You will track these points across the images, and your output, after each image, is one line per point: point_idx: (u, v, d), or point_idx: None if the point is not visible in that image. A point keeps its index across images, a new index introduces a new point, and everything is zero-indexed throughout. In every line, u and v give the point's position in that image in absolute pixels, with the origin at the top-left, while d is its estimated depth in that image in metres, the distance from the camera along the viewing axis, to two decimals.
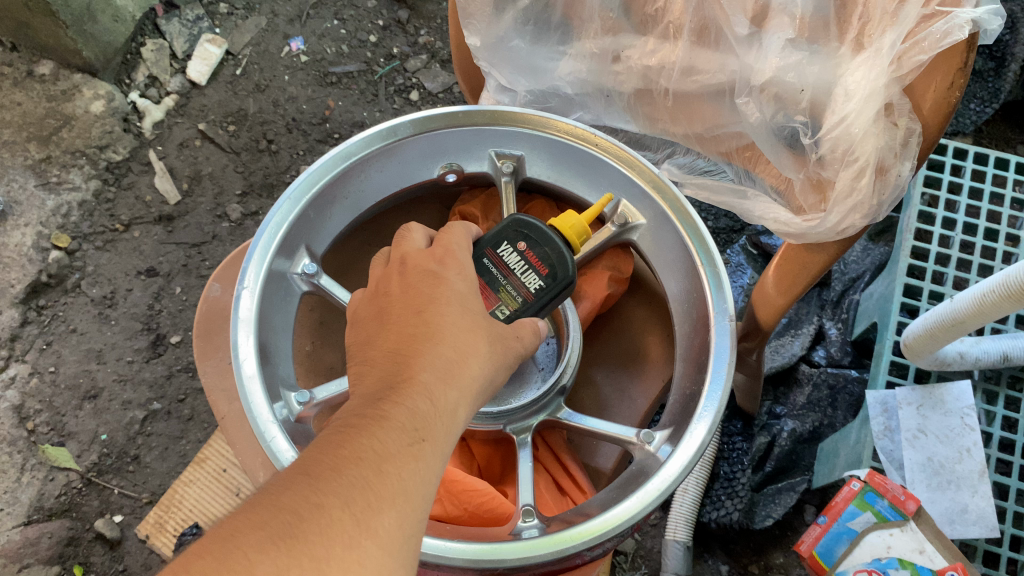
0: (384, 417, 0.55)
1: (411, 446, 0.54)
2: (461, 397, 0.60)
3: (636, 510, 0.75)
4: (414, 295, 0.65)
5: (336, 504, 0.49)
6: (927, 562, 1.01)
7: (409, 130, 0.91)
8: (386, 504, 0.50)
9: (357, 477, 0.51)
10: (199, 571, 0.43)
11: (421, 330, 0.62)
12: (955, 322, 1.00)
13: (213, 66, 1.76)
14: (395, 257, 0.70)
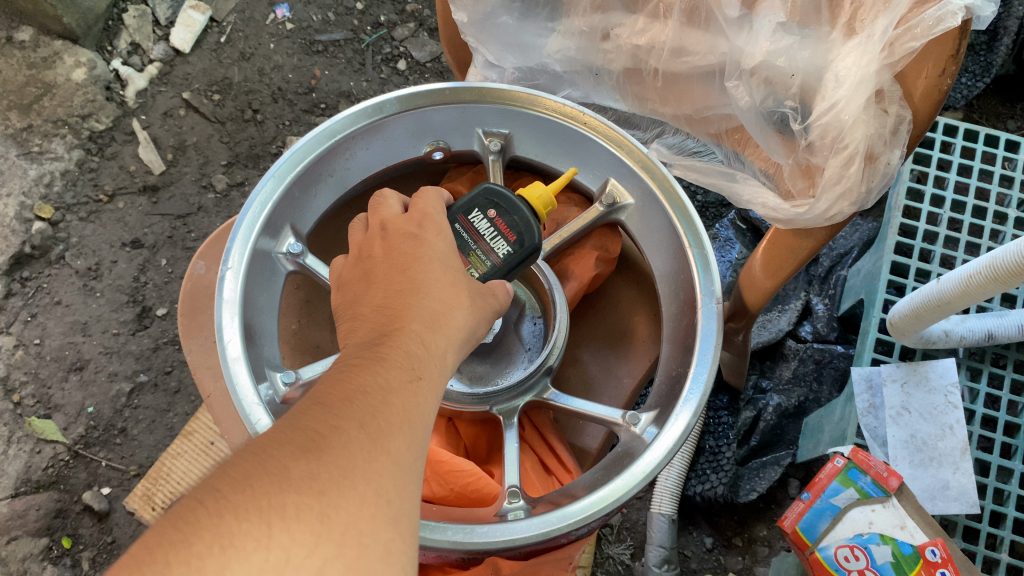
0: (384, 355, 0.54)
1: (411, 382, 0.54)
2: (449, 344, 0.60)
3: (623, 491, 0.75)
4: (395, 257, 0.65)
5: (350, 426, 0.48)
6: (908, 538, 1.03)
7: (395, 107, 0.90)
8: (395, 428, 0.50)
9: (366, 403, 0.50)
10: (230, 487, 0.43)
11: (404, 285, 0.61)
12: (940, 304, 1.00)
13: (196, 33, 1.73)
14: (375, 224, 0.70)
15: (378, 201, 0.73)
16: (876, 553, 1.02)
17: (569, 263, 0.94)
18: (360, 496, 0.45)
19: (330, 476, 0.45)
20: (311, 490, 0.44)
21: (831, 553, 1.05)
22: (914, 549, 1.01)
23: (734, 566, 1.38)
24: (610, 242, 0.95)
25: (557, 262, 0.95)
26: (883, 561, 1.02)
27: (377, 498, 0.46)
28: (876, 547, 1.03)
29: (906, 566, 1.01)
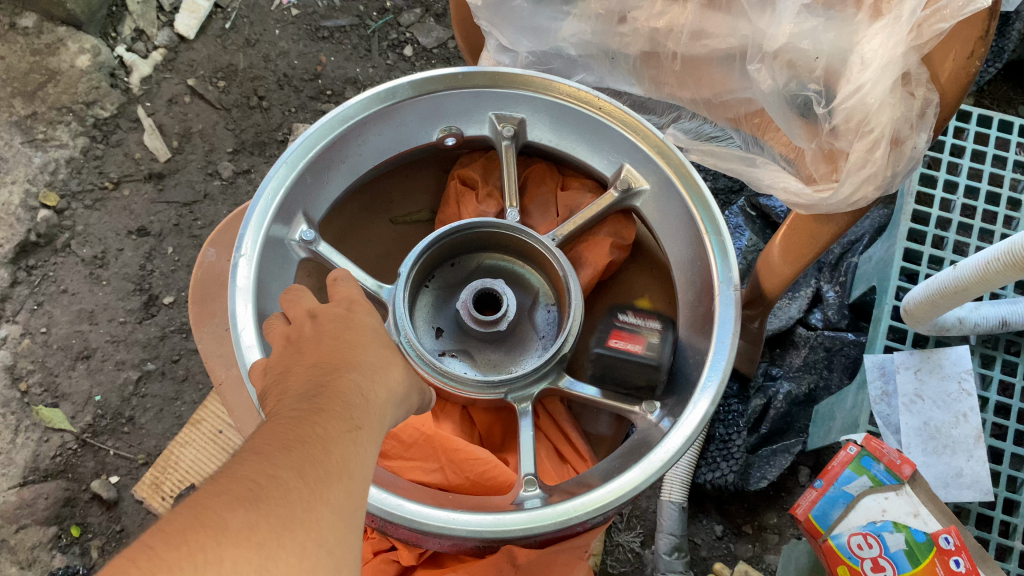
0: (322, 405, 0.53)
1: (350, 431, 0.52)
2: (388, 396, 0.58)
3: (641, 480, 0.75)
4: (328, 322, 0.62)
5: (289, 476, 0.47)
6: (921, 525, 1.03)
7: (408, 92, 0.89)
8: (334, 478, 0.49)
9: (305, 452, 0.49)
10: (166, 540, 0.41)
11: (339, 339, 0.60)
12: (956, 291, 1.00)
13: (201, 19, 1.72)
14: (299, 315, 0.64)
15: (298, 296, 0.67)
16: (890, 541, 1.02)
17: (583, 251, 0.94)
18: (299, 549, 0.44)
19: (269, 527, 0.44)
20: (250, 544, 0.42)
21: (844, 540, 1.04)
22: (928, 537, 1.00)
23: (744, 554, 1.37)
24: (624, 229, 0.94)
25: (570, 250, 0.95)
26: (897, 549, 1.01)
27: (315, 550, 0.45)
28: (890, 535, 1.02)
29: (919, 554, 1.00)
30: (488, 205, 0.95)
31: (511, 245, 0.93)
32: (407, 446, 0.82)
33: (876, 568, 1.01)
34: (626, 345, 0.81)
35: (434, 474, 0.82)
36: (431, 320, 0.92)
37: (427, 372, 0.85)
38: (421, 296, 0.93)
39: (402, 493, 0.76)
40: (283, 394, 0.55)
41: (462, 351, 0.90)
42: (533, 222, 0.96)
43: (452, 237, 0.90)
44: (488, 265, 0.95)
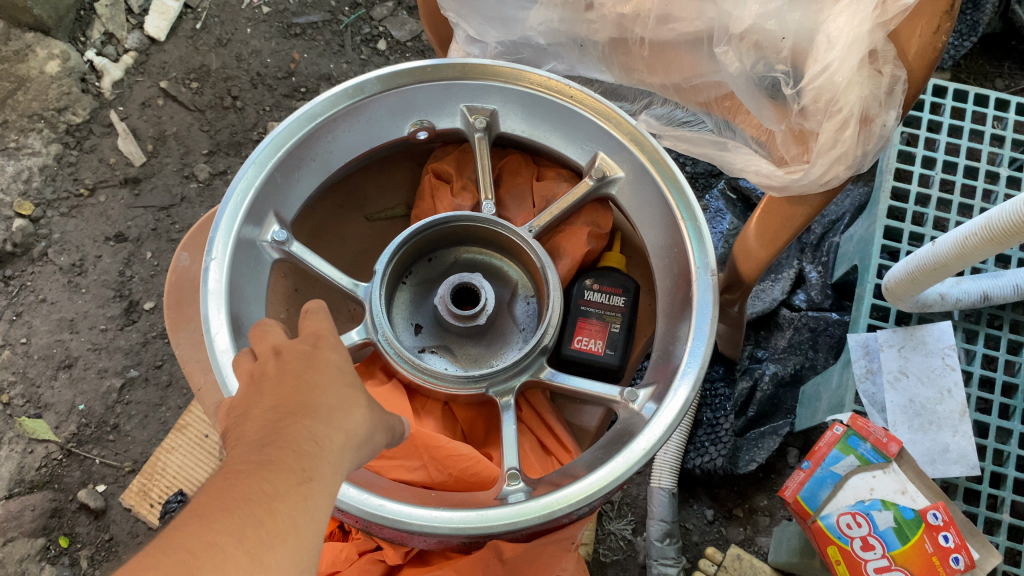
0: (271, 459, 0.50)
1: (300, 486, 0.50)
2: (348, 440, 0.55)
3: (624, 470, 0.74)
4: (290, 357, 0.58)
5: (224, 546, 0.44)
6: (910, 502, 1.03)
7: (376, 87, 0.88)
8: (275, 542, 0.46)
9: (245, 517, 0.46)
10: None
11: (298, 381, 0.56)
12: (935, 267, 1.00)
13: (171, 21, 1.70)
14: (264, 349, 0.61)
15: (266, 326, 0.63)
16: (878, 519, 1.03)
17: (560, 241, 0.93)
18: None
19: None
20: None
21: (833, 521, 1.05)
22: (916, 514, 1.01)
23: (736, 537, 1.37)
24: (601, 217, 0.93)
25: (547, 240, 0.94)
26: (885, 527, 1.02)
27: None
28: (878, 513, 1.03)
29: (908, 531, 1.01)
30: (463, 198, 0.94)
31: (487, 239, 0.92)
32: (388, 445, 0.81)
33: (865, 546, 1.02)
34: (589, 346, 0.88)
35: (417, 472, 0.81)
36: (410, 317, 0.91)
37: (407, 370, 0.84)
38: (399, 292, 0.92)
39: (385, 494, 0.75)
40: (237, 442, 0.53)
41: (441, 347, 0.89)
42: (509, 213, 0.95)
43: (427, 231, 0.89)
44: (465, 259, 0.94)
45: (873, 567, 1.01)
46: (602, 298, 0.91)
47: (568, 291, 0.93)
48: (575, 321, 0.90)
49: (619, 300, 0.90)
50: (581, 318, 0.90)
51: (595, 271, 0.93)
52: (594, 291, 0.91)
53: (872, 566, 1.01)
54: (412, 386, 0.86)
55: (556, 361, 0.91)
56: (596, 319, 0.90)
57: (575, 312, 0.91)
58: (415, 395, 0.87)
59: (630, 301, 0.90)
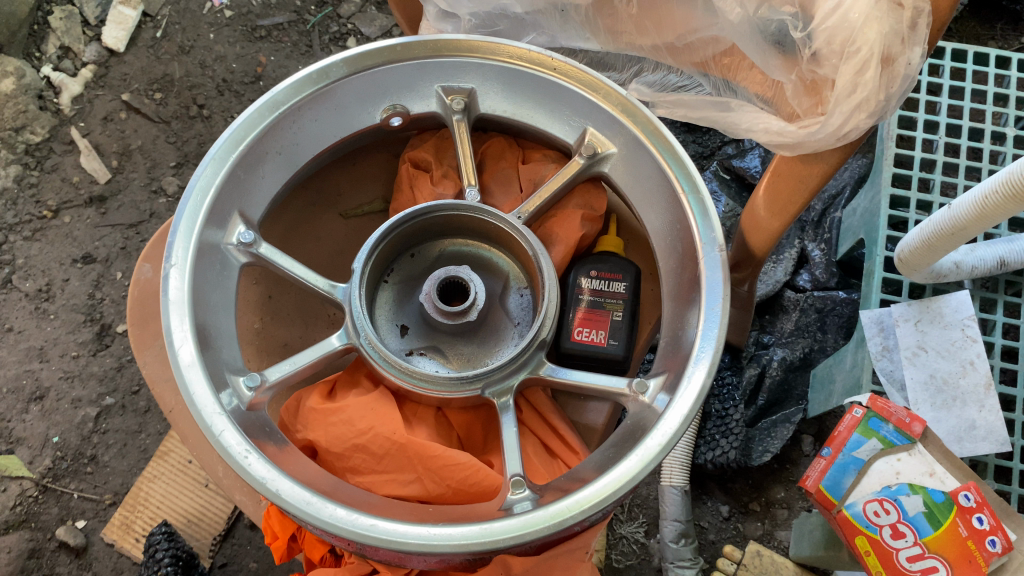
0: None
1: None
2: None
3: (639, 469, 0.67)
4: None
5: None
6: (939, 485, 0.96)
7: (342, 70, 0.81)
8: None
9: None
10: None
11: None
12: (954, 232, 0.93)
13: (130, 30, 1.62)
14: None
15: None
16: (907, 505, 0.95)
17: (552, 227, 0.86)
18: None
19: None
20: None
21: (860, 510, 0.98)
22: (946, 496, 0.94)
23: (754, 533, 1.30)
24: (595, 198, 0.87)
25: (538, 227, 0.88)
26: (916, 513, 0.95)
27: None
28: (906, 499, 0.96)
29: (940, 516, 0.93)
30: (445, 187, 0.87)
31: (473, 228, 0.85)
32: (379, 458, 0.74)
33: (896, 534, 0.95)
34: (591, 337, 0.82)
35: (412, 486, 0.73)
36: (395, 318, 0.84)
37: (394, 376, 0.77)
38: (380, 292, 0.85)
39: (377, 512, 0.67)
40: None
41: (431, 349, 0.82)
42: (496, 200, 0.88)
43: (407, 224, 0.82)
44: (451, 252, 0.87)
45: (905, 556, 0.94)
46: (601, 285, 0.84)
47: (565, 280, 0.86)
48: (574, 311, 0.83)
49: (619, 286, 0.84)
50: (580, 308, 0.83)
51: (592, 257, 0.86)
52: (592, 278, 0.84)
53: (904, 555, 0.94)
54: (401, 392, 0.79)
55: (555, 355, 0.84)
56: (597, 308, 0.83)
57: (573, 301, 0.84)
58: (405, 402, 0.80)
59: (632, 286, 0.84)
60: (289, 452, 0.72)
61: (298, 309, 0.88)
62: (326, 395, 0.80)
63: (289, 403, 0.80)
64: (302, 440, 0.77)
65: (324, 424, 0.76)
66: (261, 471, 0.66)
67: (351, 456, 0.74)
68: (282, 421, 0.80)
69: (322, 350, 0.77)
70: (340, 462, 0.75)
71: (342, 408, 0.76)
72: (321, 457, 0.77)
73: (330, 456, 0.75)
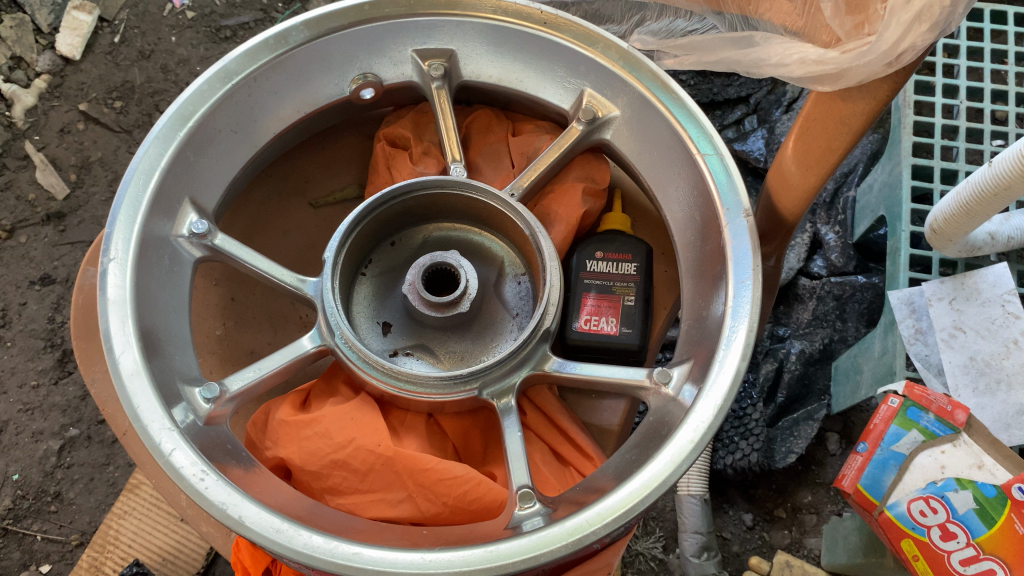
0: None
1: None
2: None
3: (669, 472, 0.57)
4: None
5: None
6: (989, 478, 0.79)
7: (303, 34, 0.72)
8: None
9: None
10: None
11: None
12: (996, 192, 0.81)
13: (86, 36, 1.51)
14: None
15: None
16: (955, 502, 0.77)
17: (549, 204, 0.76)
18: None
19: None
20: None
21: (903, 510, 0.79)
22: (998, 490, 0.76)
23: (781, 542, 1.19)
24: (597, 170, 0.77)
25: (534, 206, 0.78)
26: (966, 510, 0.76)
27: None
28: (955, 495, 0.77)
29: (993, 513, 0.75)
30: (427, 165, 0.78)
31: (460, 209, 0.75)
32: (362, 475, 0.63)
33: (946, 536, 0.77)
34: (600, 326, 0.71)
35: (402, 506, 0.63)
36: (375, 314, 0.73)
37: (377, 379, 0.66)
38: (358, 286, 0.74)
39: (361, 538, 0.57)
40: None
41: (418, 348, 0.71)
42: (485, 178, 0.78)
43: (385, 206, 0.72)
44: (436, 238, 0.77)
45: (958, 560, 0.76)
46: (607, 267, 0.74)
47: (566, 264, 0.76)
48: (580, 295, 0.73)
49: (630, 267, 0.74)
50: (586, 293, 0.73)
51: (596, 236, 0.76)
52: (598, 260, 0.74)
53: (956, 559, 0.76)
54: (386, 398, 0.68)
55: (560, 348, 0.74)
56: (606, 292, 0.73)
57: (578, 286, 0.73)
58: (391, 410, 0.69)
59: (643, 267, 0.73)
60: (257, 473, 0.61)
61: (265, 312, 0.78)
62: (299, 406, 0.69)
63: (256, 417, 0.69)
64: (273, 458, 0.66)
65: (297, 439, 0.65)
66: (220, 496, 0.55)
67: (329, 475, 0.64)
68: (249, 439, 0.69)
69: (293, 354, 0.66)
70: (317, 483, 0.64)
71: (317, 419, 0.66)
72: (295, 478, 0.66)
73: (305, 476, 0.64)
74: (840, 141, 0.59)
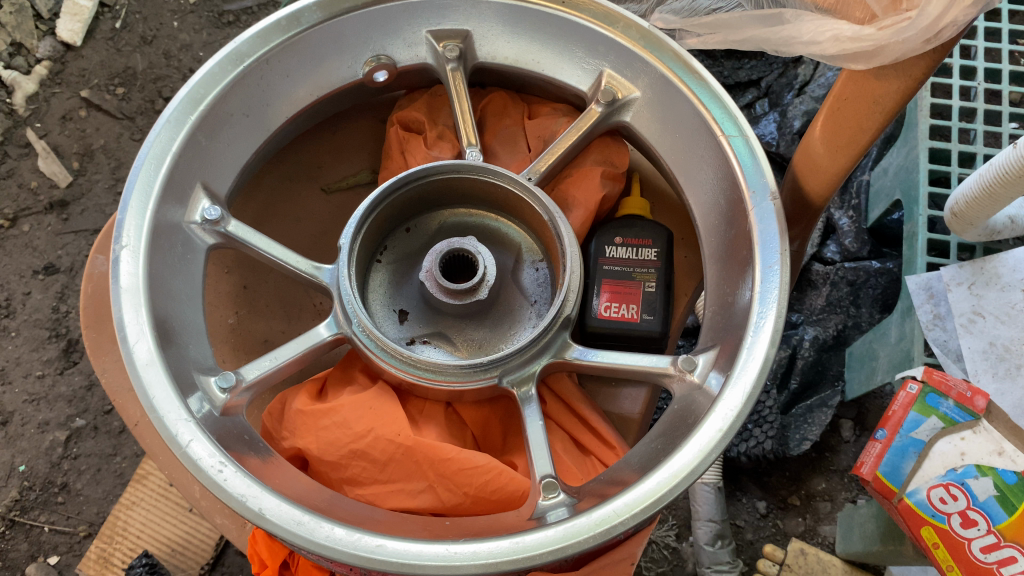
0: None
1: None
2: None
3: (698, 463, 0.55)
4: None
5: None
6: (1009, 465, 0.74)
7: (316, 15, 0.70)
8: None
9: None
10: None
11: None
12: (1019, 175, 0.79)
13: (86, 22, 1.49)
14: None
15: None
16: (976, 489, 0.74)
17: (567, 189, 0.75)
18: None
19: None
20: None
21: (923, 497, 0.77)
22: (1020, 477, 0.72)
23: (795, 530, 1.18)
24: (616, 154, 0.75)
25: (550, 191, 0.76)
26: (986, 497, 0.73)
27: None
28: (975, 482, 0.74)
29: (1016, 499, 0.72)
30: (442, 150, 0.76)
31: (477, 194, 0.74)
32: (381, 465, 0.62)
33: (966, 523, 0.74)
34: (621, 313, 0.70)
35: (422, 497, 0.61)
36: (391, 302, 0.72)
37: (395, 367, 0.65)
38: (373, 273, 0.73)
39: (383, 530, 0.55)
40: None
41: (436, 336, 0.70)
42: (501, 163, 0.76)
43: (401, 191, 0.70)
44: (452, 224, 0.75)
45: (978, 548, 0.73)
46: (627, 252, 0.72)
47: (585, 250, 0.75)
48: (599, 282, 0.71)
49: (650, 253, 0.72)
50: (606, 279, 0.71)
51: (615, 222, 0.74)
52: (617, 246, 0.73)
53: (976, 546, 0.73)
54: (404, 387, 0.67)
55: (580, 336, 0.72)
56: (626, 279, 0.71)
57: (597, 272, 0.72)
58: (409, 399, 0.68)
59: (664, 252, 0.72)
60: (274, 464, 0.59)
61: (278, 299, 0.76)
62: (316, 395, 0.68)
63: (272, 407, 0.68)
64: (289, 449, 0.64)
65: (314, 429, 0.64)
66: (240, 488, 0.54)
67: (348, 465, 0.62)
68: (265, 429, 0.67)
69: (309, 342, 0.65)
70: (336, 473, 0.63)
71: (335, 409, 0.64)
72: (312, 469, 0.64)
73: (323, 466, 0.63)
74: (872, 122, 0.58)
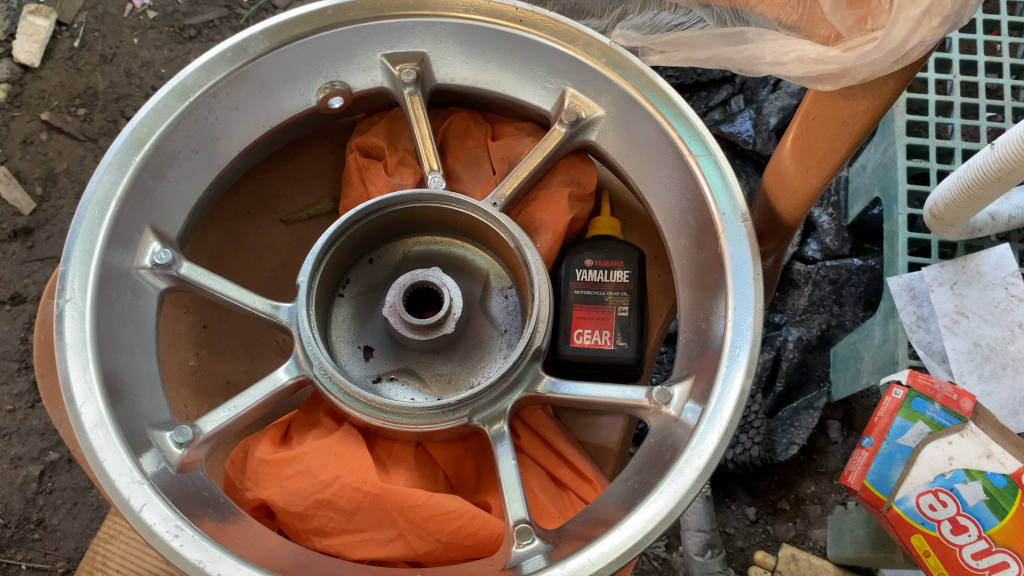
0: None
1: None
2: None
3: (675, 503, 0.53)
4: None
5: None
6: (999, 469, 0.70)
7: (262, 44, 0.67)
8: None
9: None
10: None
11: None
12: (998, 176, 0.76)
13: (44, 42, 1.44)
14: None
15: None
16: (965, 494, 0.70)
17: (535, 211, 0.72)
18: None
19: None
20: None
21: (912, 505, 0.71)
22: (1009, 479, 0.69)
23: (785, 535, 1.17)
24: (582, 173, 0.73)
25: (517, 214, 0.74)
26: (976, 502, 0.69)
27: None
28: (964, 487, 0.70)
29: (1007, 504, 0.68)
30: (403, 176, 0.73)
31: (439, 221, 0.71)
32: (349, 515, 0.60)
33: (957, 529, 0.69)
34: (594, 340, 0.68)
35: (393, 546, 0.59)
36: (355, 338, 0.69)
37: (360, 412, 0.62)
38: (336, 309, 0.70)
39: None
40: None
41: (403, 372, 0.67)
42: (465, 187, 0.74)
43: (360, 224, 0.67)
44: (416, 254, 0.73)
45: (969, 554, 0.69)
46: (598, 275, 0.70)
47: (556, 273, 0.72)
48: (570, 308, 0.69)
49: (622, 275, 0.70)
50: (576, 305, 0.69)
51: (584, 244, 0.71)
52: (586, 269, 0.70)
53: (967, 553, 0.68)
54: (371, 429, 0.64)
55: (554, 366, 0.70)
56: (597, 304, 0.69)
57: (568, 298, 0.69)
58: (376, 441, 0.65)
59: (636, 273, 0.69)
60: (235, 523, 0.57)
61: (241, 339, 0.74)
62: (279, 441, 0.65)
63: (234, 455, 0.65)
64: (254, 500, 0.62)
65: (278, 478, 0.61)
66: (196, 553, 0.52)
67: (314, 515, 0.60)
68: (228, 479, 0.65)
69: (270, 388, 0.62)
70: (302, 524, 0.60)
71: (299, 456, 0.62)
72: (278, 520, 0.62)
73: (288, 517, 0.60)
74: (843, 142, 0.56)
